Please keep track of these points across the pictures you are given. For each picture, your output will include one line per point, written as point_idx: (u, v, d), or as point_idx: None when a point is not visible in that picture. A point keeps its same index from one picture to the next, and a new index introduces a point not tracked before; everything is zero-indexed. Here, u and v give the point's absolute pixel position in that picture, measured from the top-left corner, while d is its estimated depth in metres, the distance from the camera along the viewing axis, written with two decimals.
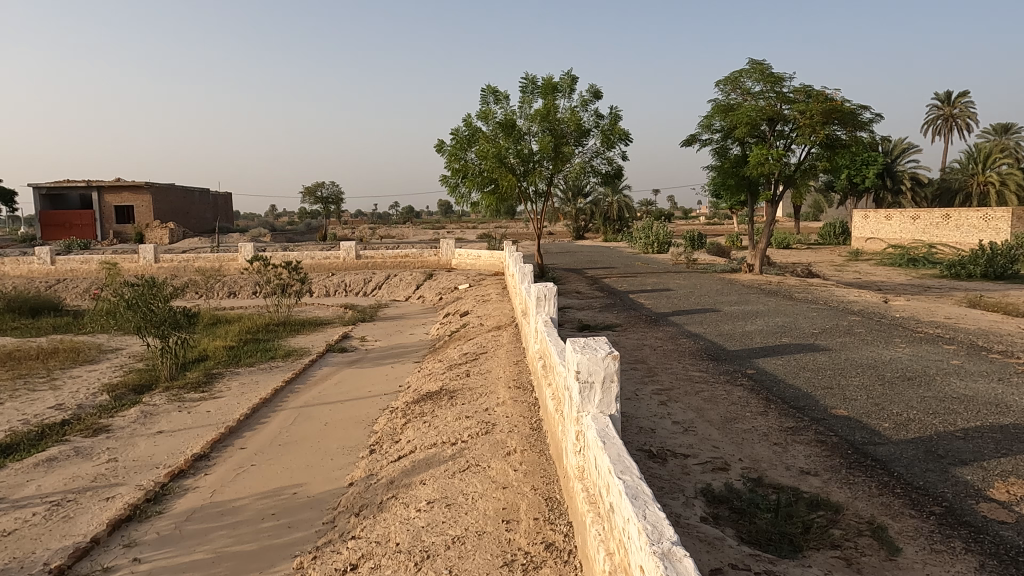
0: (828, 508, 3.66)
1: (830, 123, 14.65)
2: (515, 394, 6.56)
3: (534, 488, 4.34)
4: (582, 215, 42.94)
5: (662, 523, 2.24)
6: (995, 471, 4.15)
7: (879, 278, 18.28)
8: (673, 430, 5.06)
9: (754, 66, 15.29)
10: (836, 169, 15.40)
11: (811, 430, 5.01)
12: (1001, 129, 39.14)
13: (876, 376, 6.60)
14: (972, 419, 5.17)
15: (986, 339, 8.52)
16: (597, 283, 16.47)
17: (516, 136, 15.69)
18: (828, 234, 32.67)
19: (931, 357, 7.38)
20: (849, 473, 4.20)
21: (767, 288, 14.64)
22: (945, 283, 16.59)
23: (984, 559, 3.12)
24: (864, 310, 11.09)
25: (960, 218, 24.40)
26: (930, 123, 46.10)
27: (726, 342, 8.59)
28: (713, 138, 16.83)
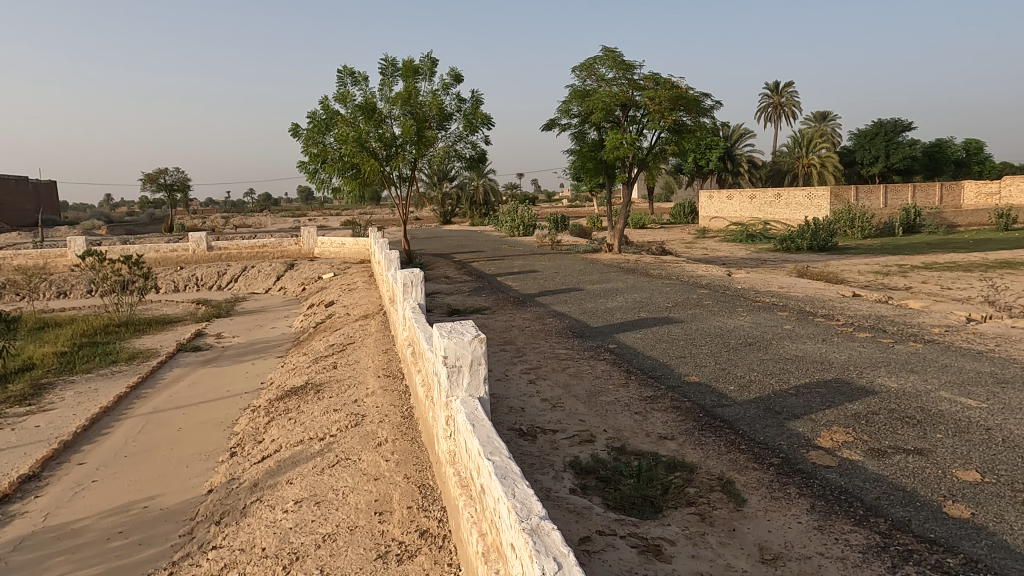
0: (684, 469, 3.93)
1: (676, 109, 15.59)
2: (385, 383, 6.43)
3: (407, 477, 4.29)
4: (448, 200, 42.85)
5: (531, 499, 2.28)
6: (822, 422, 4.65)
7: (724, 253, 19.84)
8: (541, 407, 5.20)
9: (607, 53, 15.91)
10: (683, 152, 16.46)
11: (667, 398, 5.35)
12: (819, 117, 43.82)
13: (722, 343, 7.18)
14: (802, 377, 5.77)
15: (813, 305, 9.51)
16: (465, 267, 16.55)
17: (377, 119, 15.24)
18: (679, 214, 35.02)
19: (769, 324, 8.16)
20: (701, 434, 4.53)
21: (626, 266, 15.42)
22: (779, 256, 18.33)
23: (814, 501, 3.49)
24: (711, 284, 11.98)
25: (789, 197, 26.87)
26: (762, 110, 50.52)
27: (590, 319, 8.97)
28: (571, 123, 17.36)
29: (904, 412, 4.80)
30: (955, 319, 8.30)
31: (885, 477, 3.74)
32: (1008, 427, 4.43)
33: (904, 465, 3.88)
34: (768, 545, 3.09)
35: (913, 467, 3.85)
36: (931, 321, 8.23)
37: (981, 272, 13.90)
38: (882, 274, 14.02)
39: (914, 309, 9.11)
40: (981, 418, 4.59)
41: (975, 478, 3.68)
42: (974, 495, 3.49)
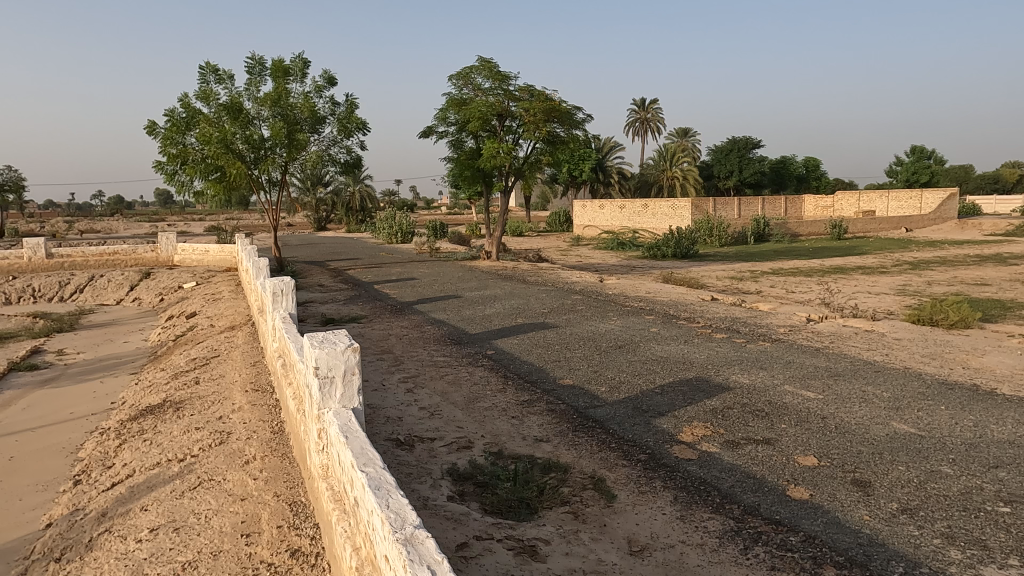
0: (559, 469, 4.05)
1: (550, 121, 16.08)
2: (253, 398, 6.09)
3: (277, 495, 4.09)
4: (322, 206, 41.45)
5: (405, 509, 2.26)
6: (684, 418, 4.97)
7: (596, 260, 20.66)
8: (419, 416, 5.15)
9: (482, 63, 16.12)
10: (558, 163, 16.99)
11: (542, 401, 5.49)
12: (681, 133, 47.04)
13: (594, 346, 7.48)
14: (666, 376, 6.13)
15: (677, 309, 10.15)
16: (341, 275, 16.07)
17: (244, 120, 14.47)
18: (555, 222, 36.10)
19: (637, 327, 8.60)
20: (574, 435, 4.69)
21: (503, 273, 15.66)
22: (647, 263, 19.37)
23: (677, 493, 3.72)
24: (584, 290, 12.44)
25: (655, 208, 28.52)
26: (630, 125, 53.29)
27: (468, 326, 9.02)
28: (448, 130, 17.39)
29: (755, 405, 5.24)
30: (798, 320, 9.17)
31: (738, 466, 4.06)
32: (840, 415, 4.96)
33: (754, 455, 4.23)
34: (636, 538, 3.25)
35: (761, 456, 4.21)
36: (778, 321, 9.04)
37: (819, 277, 15.48)
38: (737, 279, 15.24)
39: (763, 311, 9.97)
40: (818, 408, 5.11)
41: (813, 462, 4.09)
42: (812, 478, 3.87)
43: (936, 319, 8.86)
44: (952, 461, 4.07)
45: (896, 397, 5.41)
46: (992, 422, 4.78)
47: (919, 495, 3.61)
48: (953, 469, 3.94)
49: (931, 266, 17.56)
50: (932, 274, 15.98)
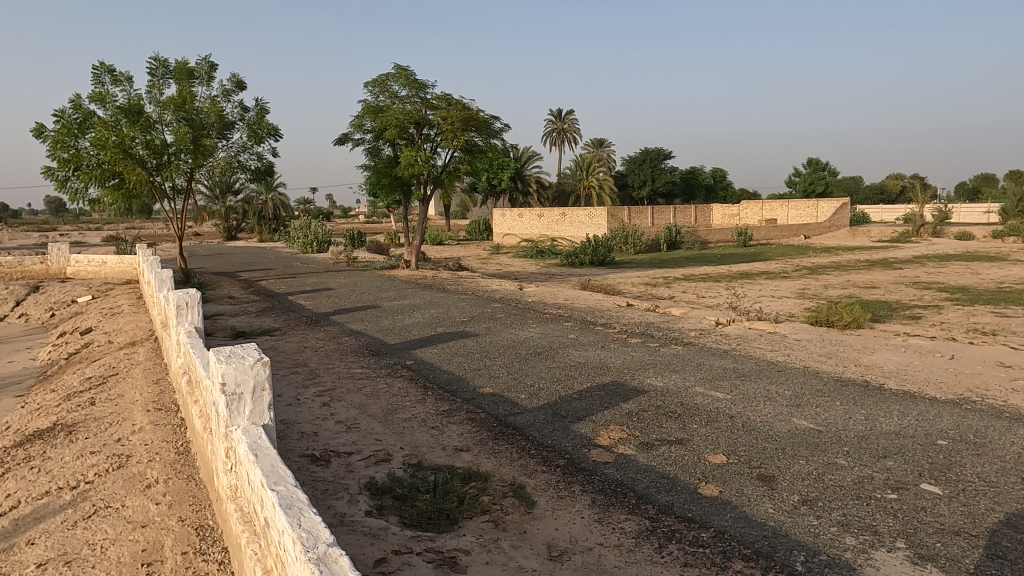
0: (479, 478, 4.04)
1: (468, 130, 16.12)
2: (156, 418, 5.75)
3: (182, 520, 3.88)
4: (232, 214, 39.81)
5: (318, 527, 2.19)
6: (601, 423, 5.07)
7: (516, 268, 20.85)
8: (335, 430, 5.02)
9: (399, 71, 15.99)
10: (476, 172, 17.04)
11: (462, 411, 5.46)
12: (596, 144, 48.40)
13: (513, 354, 7.53)
14: (584, 382, 6.24)
15: (594, 315, 10.38)
16: (253, 286, 15.48)
17: (144, 124, 13.70)
18: (475, 231, 36.21)
19: (556, 334, 8.72)
20: (494, 443, 4.69)
21: (423, 282, 15.54)
22: (565, 270, 19.72)
23: (595, 496, 3.79)
24: (504, 298, 12.52)
25: (573, 216, 29.17)
26: (547, 134, 54.21)
27: (387, 336, 8.88)
28: (365, 138, 17.10)
29: (667, 407, 5.42)
30: (707, 324, 9.58)
31: (653, 467, 4.18)
32: (746, 413, 5.21)
33: (668, 455, 4.38)
34: (555, 542, 3.29)
35: (674, 456, 4.35)
36: (690, 325, 9.40)
37: (727, 282, 16.24)
38: (651, 285, 15.75)
39: (675, 316, 10.34)
40: (726, 408, 5.35)
41: (722, 460, 4.27)
42: (722, 475, 4.03)
43: (832, 320, 9.45)
44: (846, 453, 4.36)
45: (797, 395, 5.73)
46: (880, 415, 5.15)
47: (817, 486, 3.84)
48: (847, 460, 4.21)
49: (827, 271, 18.77)
50: (828, 278, 17.07)
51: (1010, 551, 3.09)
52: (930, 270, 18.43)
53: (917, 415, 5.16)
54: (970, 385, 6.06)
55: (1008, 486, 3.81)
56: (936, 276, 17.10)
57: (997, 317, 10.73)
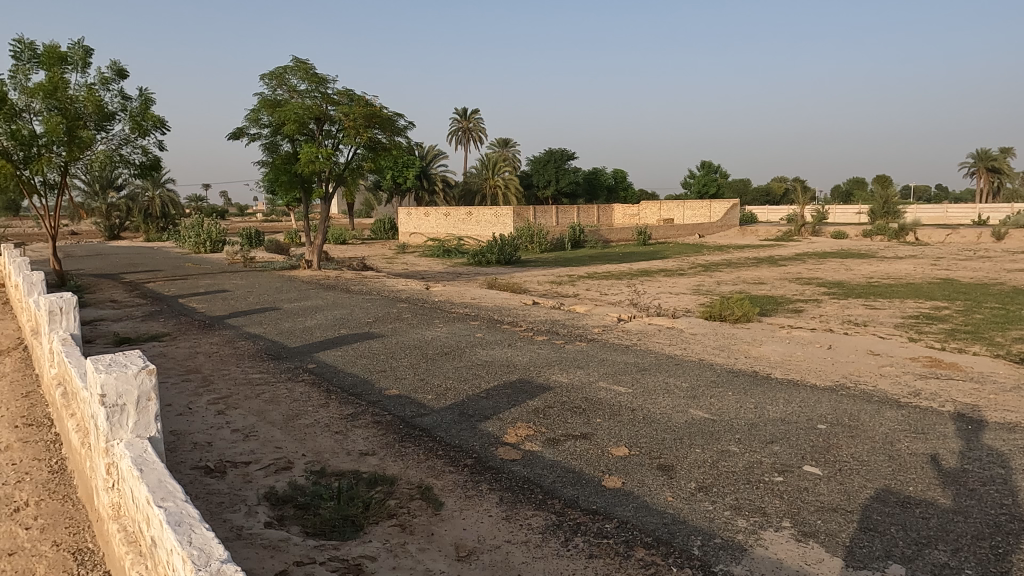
0: (385, 482, 3.96)
1: (372, 127, 15.82)
2: (26, 435, 5.25)
3: (57, 545, 3.56)
4: (114, 212, 37.04)
5: (211, 543, 2.07)
6: (508, 420, 5.10)
7: (422, 268, 20.66)
8: (231, 439, 4.77)
9: (297, 64, 15.43)
10: (381, 170, 16.72)
11: (367, 414, 5.34)
12: (502, 144, 48.74)
13: (420, 354, 7.45)
14: (491, 380, 6.27)
15: (500, 313, 10.44)
16: (138, 289, 14.47)
17: (9, 112, 12.48)
18: (380, 230, 35.56)
19: (462, 333, 8.70)
20: (401, 446, 4.62)
21: (325, 283, 15.09)
22: (472, 269, 19.74)
23: (503, 494, 3.81)
24: (410, 298, 12.37)
25: (479, 215, 29.28)
26: (452, 134, 54.08)
27: (287, 339, 8.54)
28: (261, 133, 16.38)
29: (572, 402, 5.54)
30: (610, 320, 9.88)
31: (559, 462, 4.26)
32: (647, 406, 5.41)
33: (573, 450, 4.47)
34: (463, 543, 3.28)
35: (579, 450, 4.45)
36: (593, 322, 9.66)
37: (628, 280, 16.83)
38: (556, 283, 16.06)
39: (580, 313, 10.58)
40: (628, 401, 5.53)
41: (623, 452, 4.41)
42: (624, 467, 4.16)
43: (725, 314, 9.97)
44: (738, 440, 4.62)
45: (693, 386, 6.02)
46: (767, 403, 5.49)
47: (712, 473, 4.04)
48: (739, 447, 4.47)
49: (719, 268, 19.82)
50: (720, 275, 18.04)
51: (880, 523, 3.38)
52: (809, 267, 19.90)
53: (800, 401, 5.55)
54: (845, 372, 6.59)
55: (877, 464, 4.17)
56: (815, 273, 18.47)
57: (867, 309, 11.74)
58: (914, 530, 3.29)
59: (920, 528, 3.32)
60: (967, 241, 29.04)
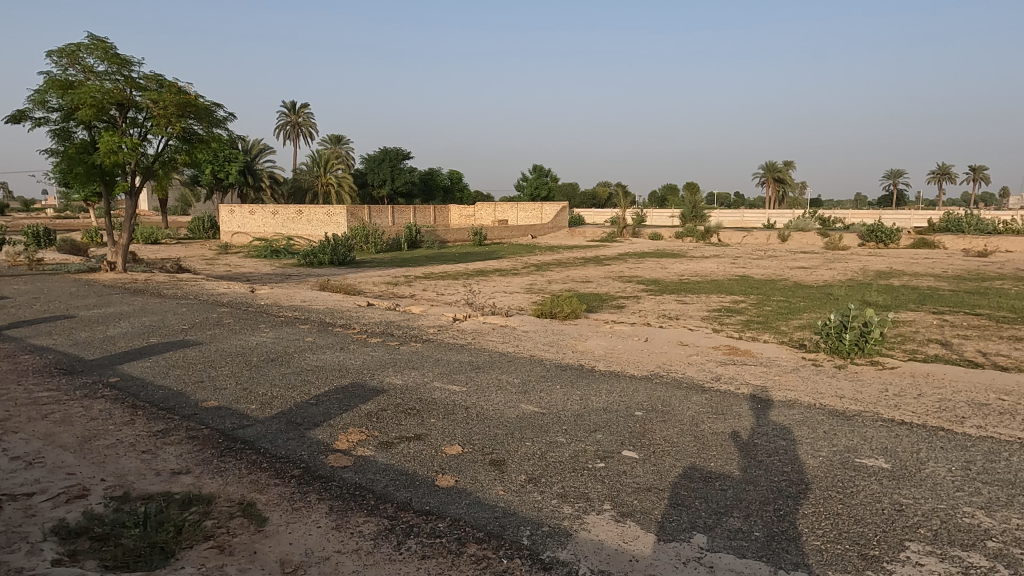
0: (200, 502, 3.65)
1: (185, 117, 14.54)
2: None
3: None
4: None
5: None
6: (339, 427, 4.94)
7: (247, 269, 19.37)
8: (10, 469, 4.13)
9: (94, 42, 13.77)
10: (197, 164, 15.41)
11: (181, 429, 4.89)
12: (334, 140, 47.12)
13: (242, 362, 6.97)
14: (322, 386, 6.03)
15: (332, 316, 10.08)
16: None
17: None
18: (198, 228, 32.80)
19: (290, 338, 8.28)
20: (220, 461, 4.29)
21: (133, 287, 13.60)
22: (302, 270, 18.86)
23: (333, 503, 3.68)
24: (232, 301, 11.54)
25: (310, 214, 28.10)
26: (280, 128, 51.37)
27: (83, 351, 7.58)
28: (49, 117, 14.39)
29: (407, 404, 5.49)
30: (445, 319, 9.93)
31: (392, 465, 4.20)
32: (480, 403, 5.51)
33: (407, 452, 4.42)
34: (289, 558, 3.12)
35: (413, 452, 4.42)
36: (428, 322, 9.65)
37: (464, 280, 17.06)
38: (392, 284, 15.84)
39: (415, 313, 10.51)
40: (462, 400, 5.59)
41: (457, 450, 4.45)
42: (457, 465, 4.20)
43: (555, 311, 10.43)
44: (565, 430, 4.86)
45: (524, 381, 6.24)
46: (592, 394, 5.84)
47: (540, 464, 4.21)
48: (565, 437, 4.70)
49: (550, 268, 20.72)
50: (551, 274, 18.88)
51: (687, 498, 3.73)
52: (630, 266, 21.44)
53: (620, 391, 5.96)
54: (659, 362, 7.20)
55: (685, 444, 4.59)
56: (635, 271, 19.97)
57: (678, 304, 12.91)
58: (714, 501, 3.67)
59: (720, 499, 3.71)
60: (760, 242, 32.98)
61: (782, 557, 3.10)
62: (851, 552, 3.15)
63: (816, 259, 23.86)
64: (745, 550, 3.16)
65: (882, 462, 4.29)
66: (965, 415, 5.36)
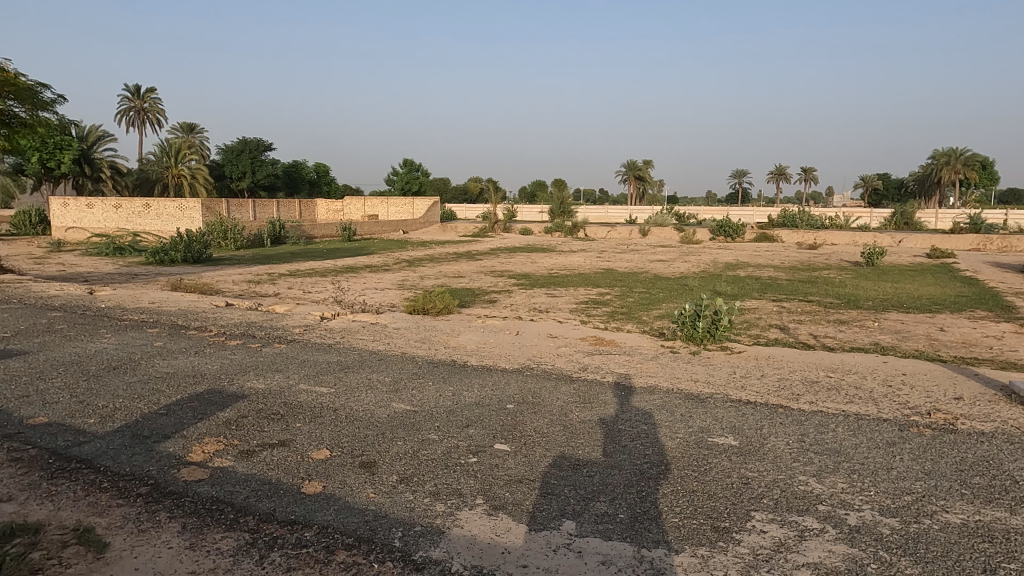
0: (26, 531, 3.24)
1: (3, 97, 12.86)
2: None
3: None
4: None
5: None
6: (193, 437, 4.59)
7: (85, 268, 17.49)
8: None
9: None
10: (20, 150, 13.68)
11: (1, 452, 4.31)
12: (186, 128, 43.70)
13: (78, 372, 6.28)
14: (173, 394, 5.57)
15: (186, 318, 9.34)
16: None
17: None
18: (23, 223, 29.16)
19: (136, 343, 7.56)
20: (50, 484, 3.83)
21: None
22: (151, 269, 17.33)
23: (186, 520, 3.40)
24: (66, 305, 10.35)
25: (159, 207, 25.93)
26: (122, 113, 46.92)
27: None
28: None
29: (269, 409, 5.20)
30: (312, 319, 9.52)
31: (253, 475, 3.95)
32: (349, 404, 5.34)
33: (270, 459, 4.19)
34: None
35: (276, 459, 4.20)
36: (294, 322, 9.20)
37: (332, 276, 16.48)
38: (254, 282, 14.97)
39: (278, 313, 9.98)
40: (330, 402, 5.39)
41: (325, 454, 4.28)
42: (324, 470, 4.04)
43: (427, 308, 10.32)
44: (437, 427, 4.82)
45: (395, 380, 6.13)
46: (464, 389, 5.84)
47: (413, 463, 4.15)
48: (438, 434, 4.66)
49: (421, 263, 20.52)
50: (423, 269, 18.70)
51: (556, 486, 3.83)
52: (501, 261, 21.73)
53: (492, 385, 6.02)
54: (529, 355, 7.34)
55: (555, 434, 4.72)
56: (506, 265, 20.28)
57: (548, 297, 13.26)
58: (582, 488, 3.80)
59: (587, 485, 3.84)
60: (623, 237, 34.67)
61: (644, 536, 3.27)
62: (705, 525, 3.38)
63: (673, 252, 25.46)
64: (611, 532, 3.29)
65: (731, 439, 4.66)
66: (799, 392, 5.95)
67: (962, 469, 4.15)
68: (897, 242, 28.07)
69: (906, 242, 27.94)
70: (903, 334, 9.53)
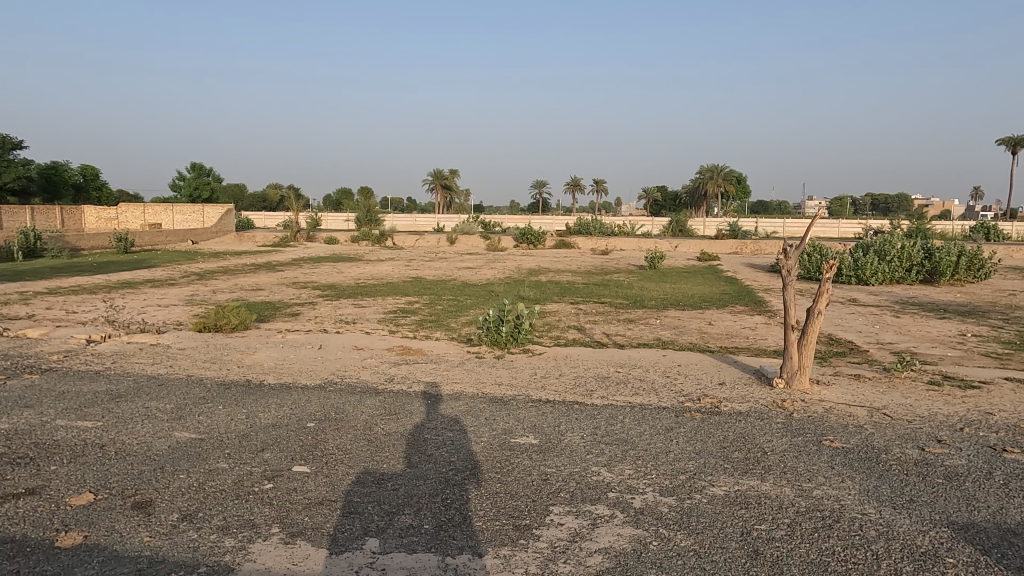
0: None
1: None
2: None
3: None
4: None
5: None
6: None
7: None
8: None
9: None
10: None
11: None
12: None
13: None
14: None
15: None
16: None
17: None
18: None
19: None
20: None
21: None
22: None
23: None
24: None
25: None
26: None
27: None
28: None
29: (14, 453, 4.40)
30: (75, 343, 8.29)
31: None
32: (120, 439, 4.70)
33: (13, 513, 3.54)
34: None
35: (22, 512, 3.56)
36: (52, 348, 7.95)
37: (104, 293, 14.53)
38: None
39: (31, 339, 8.54)
40: (95, 437, 4.71)
41: (88, 498, 3.72)
42: (87, 517, 3.51)
43: (219, 324, 9.48)
44: (227, 455, 4.43)
45: (179, 407, 5.52)
46: (259, 411, 5.44)
47: (196, 497, 3.76)
48: (227, 462, 4.29)
49: (213, 276, 18.89)
50: (215, 282, 17.22)
51: (359, 504, 3.70)
52: (304, 271, 20.74)
53: (291, 404, 5.67)
54: (332, 369, 7.05)
55: (358, 450, 4.57)
56: (310, 276, 19.39)
57: (355, 308, 12.91)
58: (386, 503, 3.71)
59: (391, 499, 3.76)
60: (431, 245, 34.95)
61: (449, 544, 3.27)
62: (508, 525, 3.47)
63: (479, 259, 26.23)
64: (416, 544, 3.25)
65: (532, 438, 4.86)
66: (592, 388, 6.38)
67: (724, 446, 4.73)
68: (674, 248, 31.51)
69: (681, 246, 31.45)
70: (680, 328, 10.68)
